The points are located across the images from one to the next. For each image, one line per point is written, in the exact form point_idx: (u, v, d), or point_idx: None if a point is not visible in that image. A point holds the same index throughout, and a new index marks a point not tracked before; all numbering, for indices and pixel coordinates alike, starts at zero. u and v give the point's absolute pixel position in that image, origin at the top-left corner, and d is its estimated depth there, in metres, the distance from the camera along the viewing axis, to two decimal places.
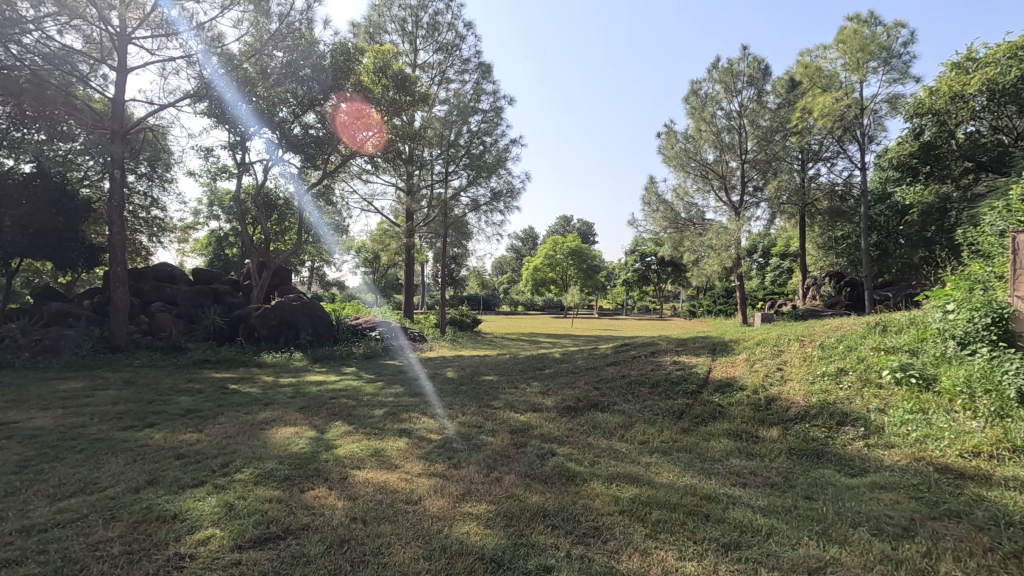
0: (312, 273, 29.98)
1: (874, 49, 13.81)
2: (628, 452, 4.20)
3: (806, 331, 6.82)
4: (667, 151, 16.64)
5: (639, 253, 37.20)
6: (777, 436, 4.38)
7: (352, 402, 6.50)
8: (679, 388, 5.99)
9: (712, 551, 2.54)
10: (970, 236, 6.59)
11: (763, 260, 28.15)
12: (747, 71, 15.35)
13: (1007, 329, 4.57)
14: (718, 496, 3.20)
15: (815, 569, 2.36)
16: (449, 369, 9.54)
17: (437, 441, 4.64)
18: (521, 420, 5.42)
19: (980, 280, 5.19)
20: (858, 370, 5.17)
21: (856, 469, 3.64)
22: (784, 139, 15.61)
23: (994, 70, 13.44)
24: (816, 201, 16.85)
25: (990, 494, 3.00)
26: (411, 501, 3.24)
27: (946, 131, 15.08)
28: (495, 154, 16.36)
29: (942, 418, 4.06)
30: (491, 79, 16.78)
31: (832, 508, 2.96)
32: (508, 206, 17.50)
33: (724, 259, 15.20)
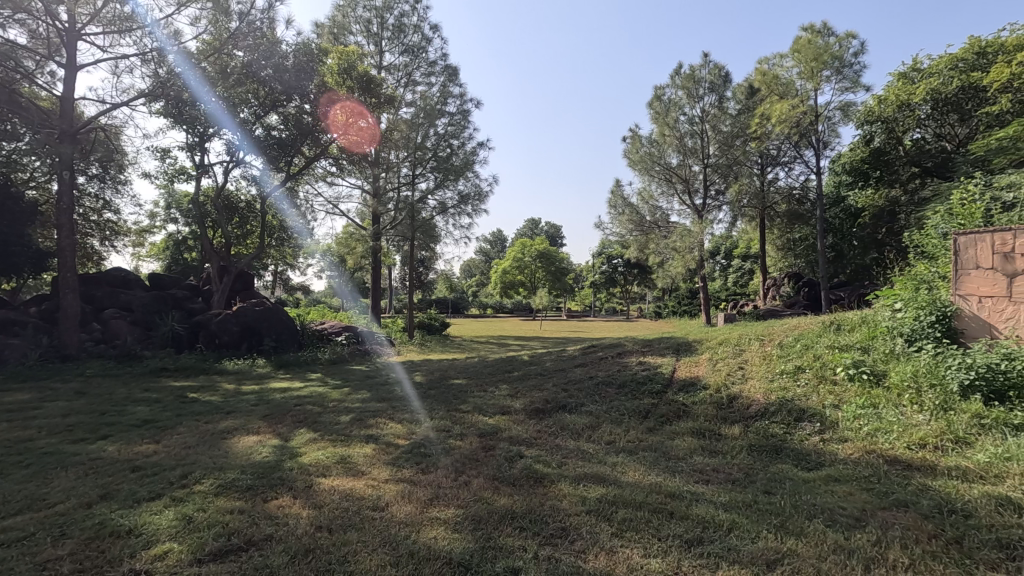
0: (276, 278, 29.28)
1: (827, 59, 14.38)
2: (595, 452, 4.26)
3: (765, 330, 7.03)
4: (633, 155, 16.92)
5: (606, 255, 37.72)
6: (738, 433, 4.51)
7: (318, 409, 6.38)
8: (645, 388, 6.09)
9: (675, 547, 2.60)
10: (915, 239, 6.93)
11: (725, 262, 28.92)
12: (709, 77, 15.76)
13: (950, 326, 4.84)
14: (682, 493, 3.28)
15: (773, 561, 2.45)
16: (417, 373, 9.46)
17: (405, 446, 4.61)
18: (490, 423, 5.43)
19: (926, 280, 5.45)
20: (815, 367, 5.37)
21: (812, 463, 3.78)
22: (744, 144, 16.09)
23: (938, 80, 14.24)
24: (775, 205, 17.39)
25: (935, 484, 3.15)
26: (378, 507, 3.21)
27: (894, 138, 15.79)
28: (462, 157, 16.33)
29: (892, 411, 4.26)
30: (457, 81, 16.74)
31: (789, 501, 3.06)
32: (476, 209, 17.49)
33: (688, 261, 15.55)
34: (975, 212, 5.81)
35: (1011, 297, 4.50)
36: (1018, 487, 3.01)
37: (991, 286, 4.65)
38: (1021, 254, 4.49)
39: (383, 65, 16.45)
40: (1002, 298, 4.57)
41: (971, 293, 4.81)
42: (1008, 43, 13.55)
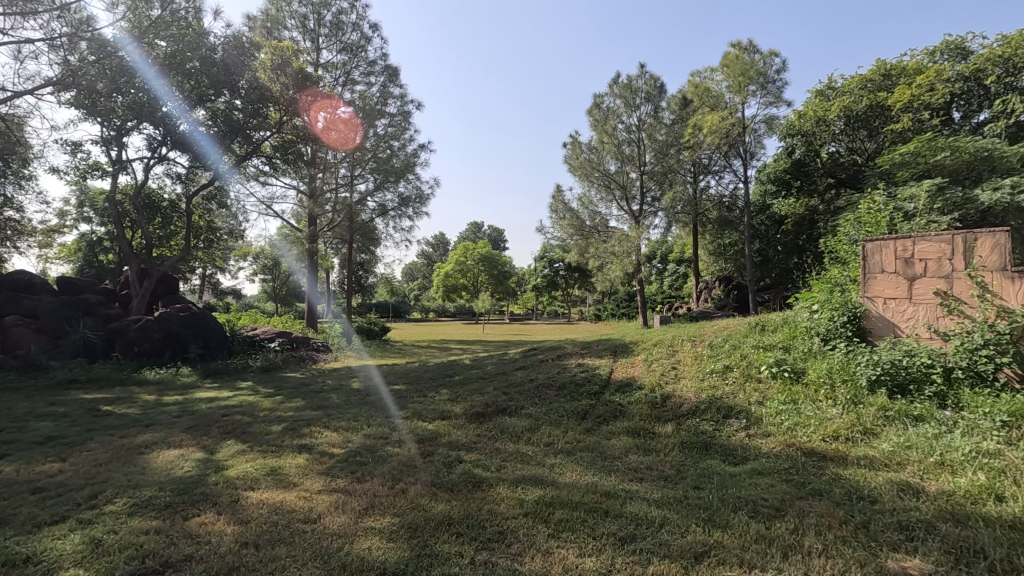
0: (203, 283, 27.72)
1: (752, 75, 15.22)
2: (533, 454, 4.30)
3: (697, 331, 7.33)
4: (573, 161, 17.30)
5: (548, 259, 38.29)
6: (672, 431, 4.67)
7: (248, 420, 6.08)
8: (584, 389, 6.22)
9: (610, 545, 2.66)
10: (830, 245, 7.45)
11: (661, 266, 30.00)
12: (645, 87, 16.26)
13: (860, 326, 5.24)
14: (617, 492, 3.35)
15: (700, 554, 2.55)
16: (356, 379, 9.22)
17: (341, 455, 4.48)
18: (430, 428, 5.35)
19: (840, 283, 5.86)
20: (741, 366, 5.65)
21: (738, 458, 3.96)
22: (677, 153, 16.76)
23: (849, 99, 15.43)
24: (707, 212, 18.20)
25: (846, 473, 3.39)
26: (309, 520, 3.09)
27: (813, 150, 16.87)
28: (403, 159, 16.14)
29: (809, 406, 4.54)
30: (398, 82, 16.50)
31: (716, 495, 3.21)
32: (417, 211, 17.31)
33: (626, 265, 16.05)
34: (880, 220, 6.32)
35: (911, 298, 4.92)
36: (917, 473, 3.29)
37: (895, 288, 5.06)
38: (919, 259, 4.90)
39: (319, 63, 15.98)
40: (903, 299, 4.98)
41: (877, 295, 5.21)
42: (909, 68, 14.87)
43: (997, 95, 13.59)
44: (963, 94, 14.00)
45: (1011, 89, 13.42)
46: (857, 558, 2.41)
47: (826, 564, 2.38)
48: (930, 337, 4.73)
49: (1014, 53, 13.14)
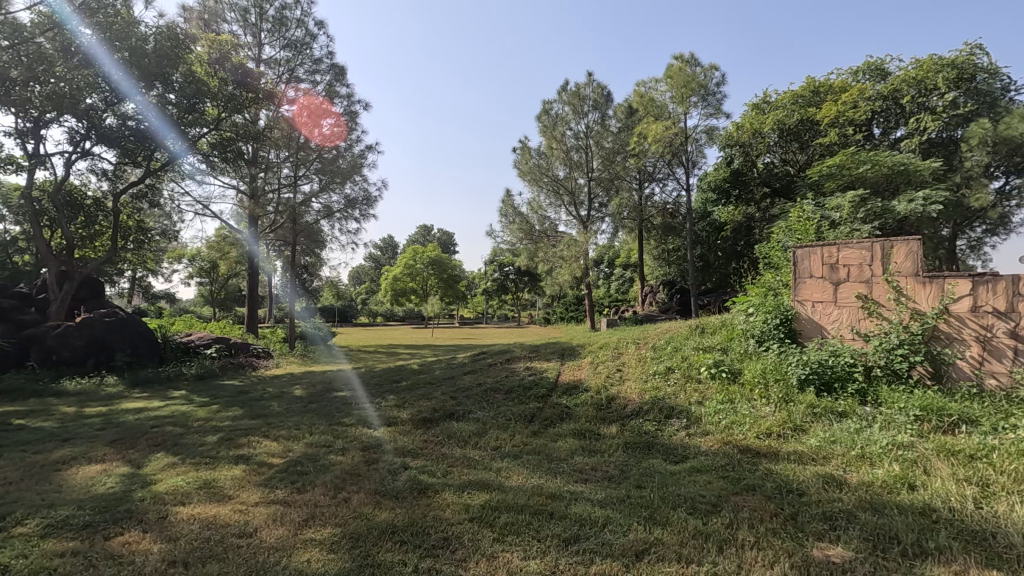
0: (132, 287, 26.06)
1: (694, 87, 15.96)
2: (481, 458, 4.28)
3: (641, 334, 7.52)
4: (523, 166, 17.35)
5: (498, 263, 38.41)
6: (616, 432, 4.78)
7: (179, 431, 5.76)
8: (531, 392, 6.25)
9: (554, 547, 2.68)
10: (764, 252, 7.83)
11: (608, 269, 30.65)
12: (592, 95, 16.58)
13: (791, 328, 5.54)
14: (562, 494, 3.39)
15: (641, 551, 2.61)
16: (298, 386, 8.91)
17: (280, 465, 4.31)
18: (375, 435, 5.25)
19: (773, 288, 6.17)
20: (682, 367, 5.84)
21: (678, 456, 4.09)
22: (624, 160, 17.09)
23: (782, 113, 16.31)
24: (652, 218, 18.73)
25: (777, 468, 3.55)
26: (245, 534, 2.96)
27: (750, 161, 17.69)
28: (349, 159, 15.73)
29: (745, 405, 4.75)
30: (345, 82, 16.14)
31: (658, 493, 3.29)
32: (364, 214, 16.96)
33: (575, 269, 16.31)
34: (809, 228, 6.70)
35: (836, 302, 5.24)
36: (840, 466, 3.50)
37: (822, 292, 5.36)
38: (843, 266, 5.22)
39: (261, 59, 15.42)
40: (829, 302, 5.30)
41: (806, 298, 5.50)
42: (835, 86, 15.89)
43: (911, 113, 14.73)
44: (883, 112, 15.09)
45: (923, 108, 14.54)
46: (785, 549, 2.54)
47: (758, 556, 2.49)
48: (853, 338, 5.06)
49: (926, 76, 14.30)
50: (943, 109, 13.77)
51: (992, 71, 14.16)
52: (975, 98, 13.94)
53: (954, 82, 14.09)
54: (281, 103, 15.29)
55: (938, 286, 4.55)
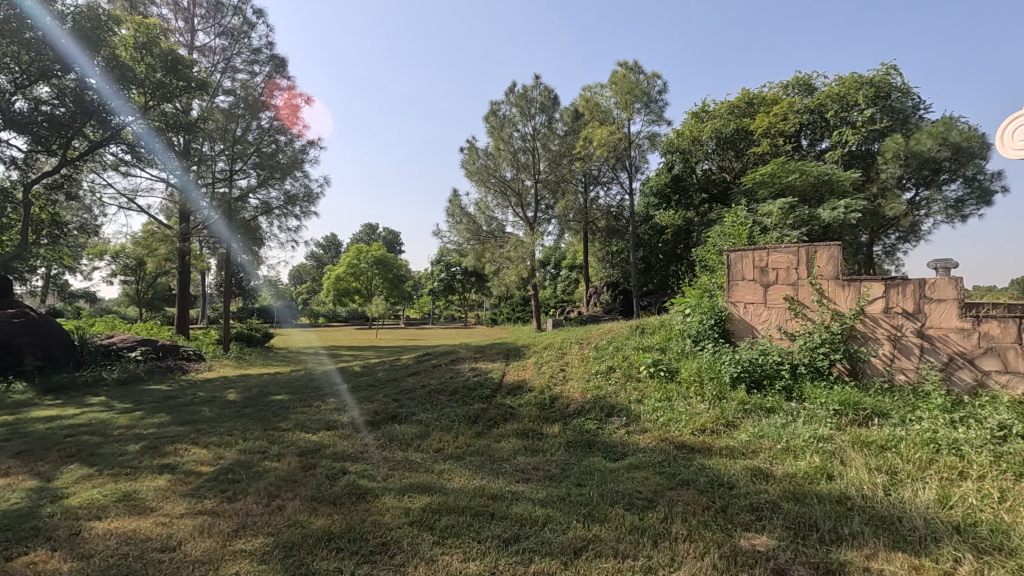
0: (46, 285, 24.06)
1: (637, 94, 16.54)
2: (422, 461, 4.23)
3: (584, 334, 7.65)
4: (470, 166, 17.23)
5: (445, 263, 38.16)
6: (558, 431, 4.84)
7: (97, 440, 5.37)
8: (476, 393, 6.24)
9: (494, 547, 2.69)
10: (700, 255, 8.15)
11: (555, 271, 31.03)
12: (539, 98, 16.72)
13: (724, 328, 5.78)
14: (504, 494, 3.40)
15: (579, 548, 2.65)
16: (232, 390, 8.50)
17: (210, 473, 4.10)
18: (313, 440, 5.08)
19: (708, 289, 6.43)
20: (623, 367, 5.99)
21: (617, 454, 4.18)
22: (569, 163, 17.33)
23: (720, 122, 17.05)
24: (597, 220, 19.11)
25: (710, 463, 3.70)
26: (167, 548, 2.79)
27: (689, 167, 18.36)
28: (289, 155, 15.30)
29: (681, 403, 4.92)
30: (285, 74, 15.59)
31: (596, 491, 3.36)
32: (305, 211, 16.42)
33: (521, 270, 16.44)
34: (742, 233, 7.03)
35: (766, 303, 5.52)
36: (767, 459, 3.69)
37: (753, 294, 5.61)
38: (772, 269, 5.48)
39: (194, 45, 14.64)
40: (760, 303, 5.57)
41: (739, 300, 5.75)
42: (767, 99, 16.77)
43: (835, 127, 15.74)
44: (811, 124, 16.02)
45: (845, 122, 15.56)
46: (715, 540, 2.64)
47: (690, 548, 2.59)
48: (781, 337, 5.35)
49: (848, 92, 15.35)
50: (862, 124, 14.83)
51: (905, 90, 15.36)
52: (890, 114, 15.09)
53: (872, 99, 15.19)
54: (216, 93, 14.58)
55: (855, 288, 4.89)
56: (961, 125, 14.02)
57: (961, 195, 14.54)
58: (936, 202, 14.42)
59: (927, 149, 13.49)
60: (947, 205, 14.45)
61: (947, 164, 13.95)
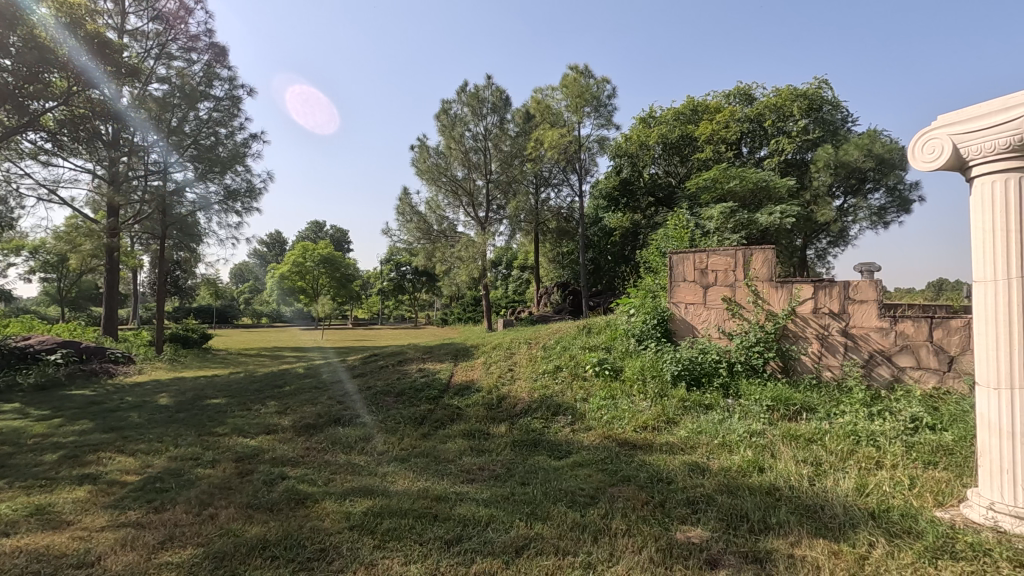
0: None
1: (588, 98, 16.96)
2: (366, 464, 4.15)
3: (533, 335, 7.70)
4: (420, 164, 17.00)
5: (395, 262, 37.69)
6: (505, 431, 4.85)
7: (8, 450, 4.97)
8: (423, 394, 6.17)
9: (435, 549, 2.66)
10: (645, 257, 8.36)
11: (506, 271, 31.16)
12: (491, 98, 16.64)
13: (667, 327, 5.96)
14: (448, 495, 3.38)
15: (521, 547, 2.67)
16: (164, 394, 8.06)
17: (135, 483, 3.87)
18: (251, 445, 4.89)
19: (651, 290, 6.61)
20: (570, 366, 6.07)
21: (561, 452, 4.24)
22: (521, 164, 17.41)
23: (665, 128, 17.80)
24: (547, 222, 19.29)
25: (651, 459, 3.81)
26: (84, 564, 2.61)
27: (637, 171, 18.82)
28: (230, 148, 14.74)
29: (625, 401, 5.03)
30: (226, 63, 14.92)
31: (540, 489, 3.39)
32: (247, 207, 15.82)
33: (472, 270, 16.41)
34: (684, 236, 7.28)
35: (706, 304, 5.71)
36: (705, 454, 3.83)
37: (694, 295, 5.80)
38: (711, 271, 5.68)
39: (124, 29, 13.83)
40: (700, 304, 5.76)
41: (680, 300, 5.93)
42: (710, 107, 17.52)
43: (772, 136, 16.54)
44: (751, 132, 16.76)
45: (781, 132, 16.44)
46: (652, 534, 2.72)
47: (629, 543, 2.65)
48: (719, 337, 5.57)
49: (784, 103, 16.18)
50: (797, 134, 15.76)
51: (835, 104, 16.35)
52: (821, 126, 16.03)
53: (806, 111, 16.08)
54: (149, 80, 13.80)
55: (787, 290, 5.15)
56: (883, 138, 15.06)
57: (884, 203, 15.60)
58: (861, 209, 15.40)
59: (854, 159, 14.44)
60: (872, 212, 15.46)
61: (872, 173, 14.94)
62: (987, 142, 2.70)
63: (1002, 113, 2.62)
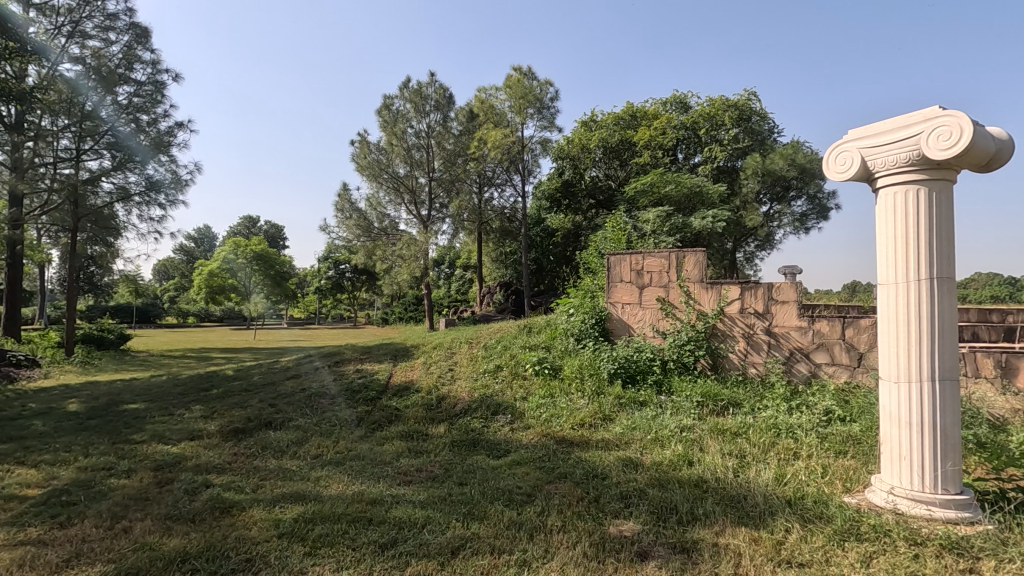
0: None
1: (530, 99, 17.16)
2: (298, 468, 4.01)
3: (474, 334, 7.67)
4: (360, 160, 16.57)
5: (333, 260, 36.61)
6: (444, 431, 4.81)
7: None
8: (360, 396, 6.02)
9: (369, 553, 2.60)
10: (585, 258, 8.55)
11: (448, 270, 30.96)
12: (434, 95, 16.48)
13: (605, 326, 6.10)
14: (383, 498, 3.31)
15: (457, 547, 2.66)
16: (73, 400, 7.45)
17: (37, 497, 3.55)
18: (173, 452, 4.61)
19: (589, 291, 6.74)
20: (510, 365, 6.11)
21: (500, 451, 4.25)
22: (464, 163, 17.33)
23: (606, 133, 18.37)
24: (490, 222, 19.30)
25: (588, 455, 3.90)
26: None
27: (579, 173, 19.19)
28: (152, 136, 13.81)
29: (563, 399, 5.11)
30: (148, 45, 13.94)
31: (478, 489, 3.39)
32: (171, 199, 14.85)
33: (413, 269, 16.16)
34: (621, 238, 7.48)
35: (641, 304, 5.90)
36: (638, 449, 3.95)
37: (630, 295, 5.96)
38: (647, 272, 5.85)
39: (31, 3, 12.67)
40: (636, 304, 5.94)
41: (617, 300, 6.08)
42: (648, 113, 18.15)
43: (705, 143, 17.31)
44: (686, 139, 17.49)
45: (714, 140, 17.24)
46: (587, 529, 2.78)
47: (563, 539, 2.69)
48: (654, 336, 5.76)
49: (717, 113, 16.94)
50: (727, 142, 16.62)
51: (762, 115, 17.34)
52: (750, 135, 16.95)
53: (736, 120, 16.93)
54: (59, 60, 12.71)
55: (716, 291, 5.40)
56: (805, 149, 16.08)
57: (805, 210, 16.69)
58: (785, 215, 16.41)
59: (779, 168, 15.36)
60: (794, 218, 16.49)
61: (794, 182, 15.92)
62: (892, 155, 2.92)
63: (907, 128, 2.86)
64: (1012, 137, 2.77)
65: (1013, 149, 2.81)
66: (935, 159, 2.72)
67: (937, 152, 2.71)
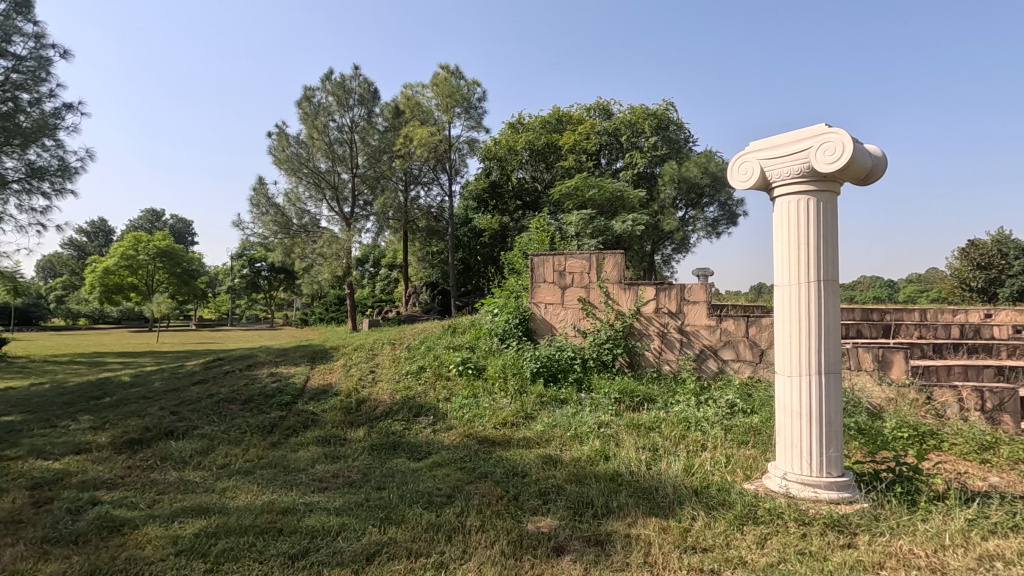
0: None
1: (457, 99, 17.08)
2: (202, 480, 3.74)
3: (397, 335, 7.50)
4: (278, 153, 15.79)
5: (248, 258, 34.50)
6: (363, 435, 4.68)
7: None
8: (273, 401, 5.73)
9: (278, 566, 2.48)
10: (509, 258, 8.59)
11: (373, 269, 30.17)
12: (358, 90, 16.00)
13: (529, 326, 6.17)
14: (296, 506, 3.17)
15: (373, 553, 2.59)
16: None
17: None
18: (54, 468, 4.17)
19: (513, 291, 6.79)
20: (433, 366, 6.04)
21: (421, 453, 4.19)
22: (389, 160, 16.95)
23: (533, 136, 18.63)
24: (416, 220, 19.00)
25: (508, 454, 3.93)
26: None
27: (506, 174, 19.29)
28: (35, 118, 12.46)
29: (486, 399, 5.12)
30: (30, 17, 12.56)
31: (396, 493, 3.32)
32: (59, 189, 13.48)
33: (335, 268, 15.57)
34: (544, 239, 7.59)
35: (563, 304, 6.02)
36: (559, 446, 4.04)
37: (553, 295, 6.06)
38: (569, 273, 5.98)
39: None
40: (558, 304, 6.06)
41: (541, 300, 6.16)
42: (573, 117, 18.61)
43: (627, 149, 18.01)
44: (609, 144, 18.09)
45: (635, 146, 18.00)
46: (505, 528, 2.79)
47: (482, 538, 2.69)
48: (575, 335, 5.91)
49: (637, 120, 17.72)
50: (647, 150, 17.38)
51: (679, 125, 18.34)
52: (667, 143, 17.84)
53: (654, 129, 17.80)
54: None
55: (633, 292, 5.63)
56: (717, 158, 17.10)
57: (717, 216, 17.77)
58: (699, 220, 17.41)
59: (693, 175, 16.25)
60: (707, 223, 17.52)
61: (707, 189, 16.88)
62: (787, 167, 3.16)
63: (799, 142, 3.10)
64: (885, 154, 3.09)
65: (886, 166, 3.13)
66: (824, 171, 2.97)
67: (825, 166, 2.96)
